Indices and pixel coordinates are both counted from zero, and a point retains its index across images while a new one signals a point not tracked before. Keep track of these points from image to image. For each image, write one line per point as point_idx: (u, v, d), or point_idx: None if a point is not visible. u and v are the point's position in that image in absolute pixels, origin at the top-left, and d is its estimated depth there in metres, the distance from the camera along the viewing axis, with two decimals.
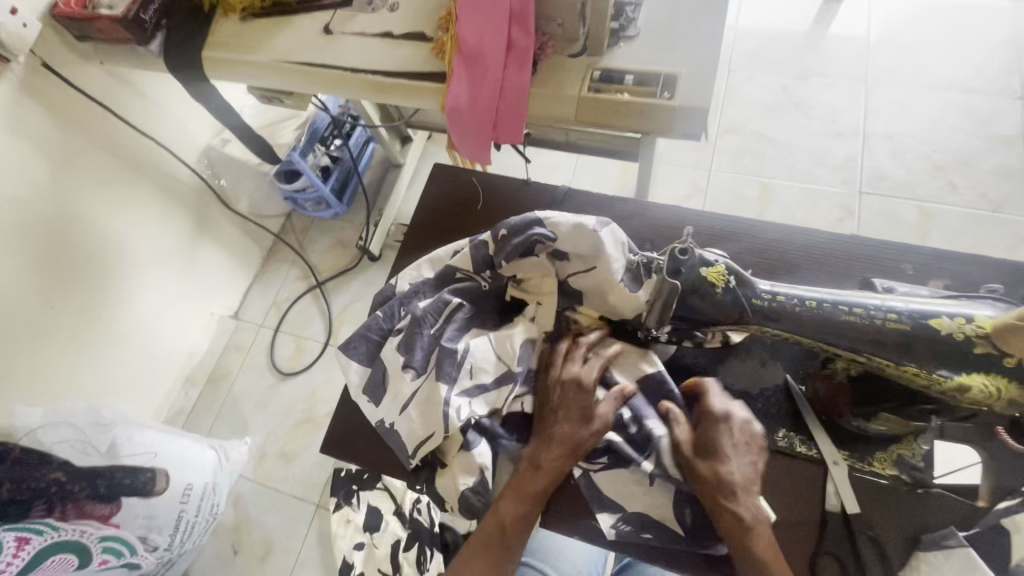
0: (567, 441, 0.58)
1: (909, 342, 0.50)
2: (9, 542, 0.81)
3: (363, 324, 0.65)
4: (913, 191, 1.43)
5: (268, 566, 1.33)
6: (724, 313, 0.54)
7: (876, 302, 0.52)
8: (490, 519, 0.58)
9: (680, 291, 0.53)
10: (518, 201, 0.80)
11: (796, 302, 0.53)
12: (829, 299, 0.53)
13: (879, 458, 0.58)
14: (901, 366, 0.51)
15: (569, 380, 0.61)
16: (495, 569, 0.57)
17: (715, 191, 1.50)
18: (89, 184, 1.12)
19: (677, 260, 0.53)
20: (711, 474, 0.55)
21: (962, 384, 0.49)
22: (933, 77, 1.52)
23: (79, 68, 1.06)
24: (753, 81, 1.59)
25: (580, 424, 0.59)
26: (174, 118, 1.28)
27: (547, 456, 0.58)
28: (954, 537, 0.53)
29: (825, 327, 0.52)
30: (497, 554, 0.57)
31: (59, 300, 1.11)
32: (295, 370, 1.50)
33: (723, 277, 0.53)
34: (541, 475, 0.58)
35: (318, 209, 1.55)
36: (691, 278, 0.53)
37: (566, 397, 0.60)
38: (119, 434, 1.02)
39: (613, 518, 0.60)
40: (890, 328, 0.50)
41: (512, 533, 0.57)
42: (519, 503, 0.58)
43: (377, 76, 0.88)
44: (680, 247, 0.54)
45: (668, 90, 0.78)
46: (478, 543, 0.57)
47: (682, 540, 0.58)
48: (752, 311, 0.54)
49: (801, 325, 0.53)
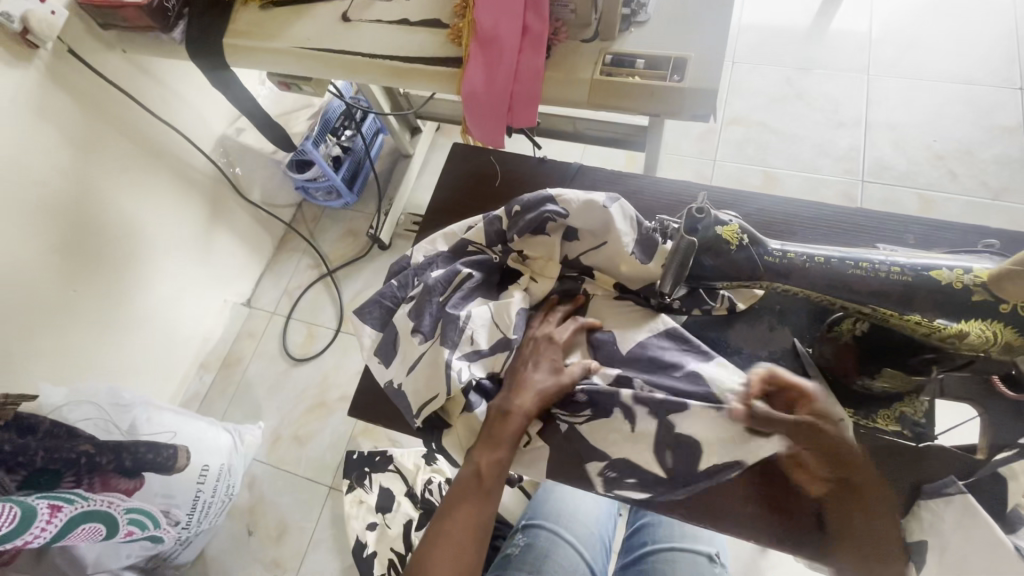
0: (534, 387, 0.59)
1: (911, 292, 0.51)
2: (43, 509, 0.84)
3: (377, 291, 0.67)
4: (914, 180, 1.45)
5: (282, 545, 1.36)
6: (738, 269, 0.57)
7: (879, 257, 0.53)
8: (469, 466, 0.59)
9: (696, 246, 0.55)
10: (532, 179, 0.83)
11: (805, 258, 0.56)
12: (836, 254, 0.55)
13: (882, 416, 0.61)
14: (905, 316, 0.52)
15: (542, 337, 0.63)
16: (474, 518, 0.56)
17: (720, 180, 1.53)
18: (111, 171, 1.15)
19: (694, 218, 0.57)
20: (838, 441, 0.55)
21: (961, 330, 0.50)
22: (935, 69, 1.54)
23: (101, 55, 1.09)
24: (757, 73, 1.62)
25: (547, 374, 0.61)
26: (191, 107, 1.31)
27: (514, 400, 0.59)
28: (954, 485, 0.56)
29: (834, 282, 0.54)
30: (476, 500, 0.57)
31: (82, 284, 1.14)
32: (307, 355, 1.53)
33: (737, 235, 0.56)
34: (511, 419, 0.58)
35: (329, 199, 1.57)
36: (707, 237, 0.56)
37: (535, 351, 0.62)
38: (139, 415, 1.07)
39: (599, 465, 0.61)
40: (894, 280, 0.52)
41: (491, 479, 0.58)
42: (492, 448, 0.58)
43: (393, 61, 0.90)
44: (696, 207, 0.57)
45: (677, 74, 0.81)
46: (459, 491, 0.58)
47: (661, 483, 0.59)
48: (764, 267, 0.56)
49: (811, 280, 0.55)
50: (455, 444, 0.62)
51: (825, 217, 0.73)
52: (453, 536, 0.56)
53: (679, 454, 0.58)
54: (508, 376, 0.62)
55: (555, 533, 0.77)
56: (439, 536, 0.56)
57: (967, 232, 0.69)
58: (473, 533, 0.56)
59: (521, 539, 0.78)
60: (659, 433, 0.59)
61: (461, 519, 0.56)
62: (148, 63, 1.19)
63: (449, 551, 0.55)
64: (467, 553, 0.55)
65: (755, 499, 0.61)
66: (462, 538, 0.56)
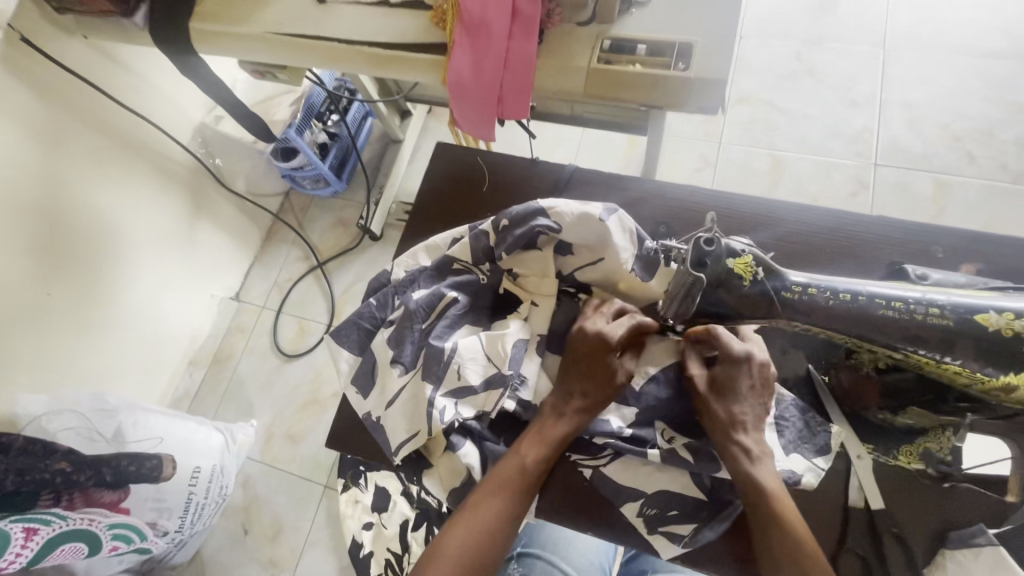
0: (590, 393, 0.58)
1: (952, 339, 0.49)
2: (18, 534, 0.83)
3: (355, 311, 0.63)
4: (930, 163, 1.38)
5: (279, 544, 1.34)
6: (750, 304, 0.53)
7: (916, 296, 0.50)
8: (508, 463, 0.57)
9: (704, 282, 0.51)
10: (527, 182, 0.79)
11: (829, 294, 0.52)
12: (864, 291, 0.51)
13: (905, 452, 0.59)
14: (942, 364, 0.50)
15: (592, 333, 0.58)
16: (512, 512, 0.55)
17: (724, 164, 1.45)
18: (80, 165, 1.07)
19: (702, 250, 0.51)
20: (726, 415, 0.56)
21: (1010, 384, 0.49)
22: (956, 42, 1.44)
23: (60, 41, 1.01)
24: (765, 47, 1.52)
25: (601, 376, 0.58)
26: (163, 95, 1.23)
27: (567, 405, 0.58)
28: (982, 535, 0.55)
29: (859, 321, 0.51)
30: (508, 498, 0.56)
31: (56, 287, 1.06)
32: (298, 351, 1.48)
33: (751, 269, 0.51)
34: (561, 423, 0.58)
35: (317, 187, 1.50)
36: (716, 271, 0.51)
37: (591, 348, 0.58)
38: (124, 420, 1.02)
39: (636, 504, 0.58)
40: (933, 324, 0.49)
41: (531, 479, 0.57)
42: (538, 448, 0.57)
43: (373, 47, 0.83)
44: (706, 237, 0.51)
45: (683, 61, 0.74)
46: (489, 485, 0.56)
47: (704, 509, 0.57)
48: (781, 303, 0.52)
49: (833, 319, 0.52)
50: (438, 485, 0.61)
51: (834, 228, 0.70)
52: (476, 533, 0.54)
53: (677, 496, 0.58)
54: (561, 376, 0.60)
55: (552, 564, 0.73)
56: (458, 530, 0.54)
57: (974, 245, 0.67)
58: (498, 532, 0.55)
59: (516, 569, 0.73)
60: (652, 465, 0.57)
61: (490, 518, 0.55)
62: (114, 48, 1.11)
63: (471, 548, 0.53)
64: (489, 550, 0.54)
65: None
66: (487, 536, 0.54)
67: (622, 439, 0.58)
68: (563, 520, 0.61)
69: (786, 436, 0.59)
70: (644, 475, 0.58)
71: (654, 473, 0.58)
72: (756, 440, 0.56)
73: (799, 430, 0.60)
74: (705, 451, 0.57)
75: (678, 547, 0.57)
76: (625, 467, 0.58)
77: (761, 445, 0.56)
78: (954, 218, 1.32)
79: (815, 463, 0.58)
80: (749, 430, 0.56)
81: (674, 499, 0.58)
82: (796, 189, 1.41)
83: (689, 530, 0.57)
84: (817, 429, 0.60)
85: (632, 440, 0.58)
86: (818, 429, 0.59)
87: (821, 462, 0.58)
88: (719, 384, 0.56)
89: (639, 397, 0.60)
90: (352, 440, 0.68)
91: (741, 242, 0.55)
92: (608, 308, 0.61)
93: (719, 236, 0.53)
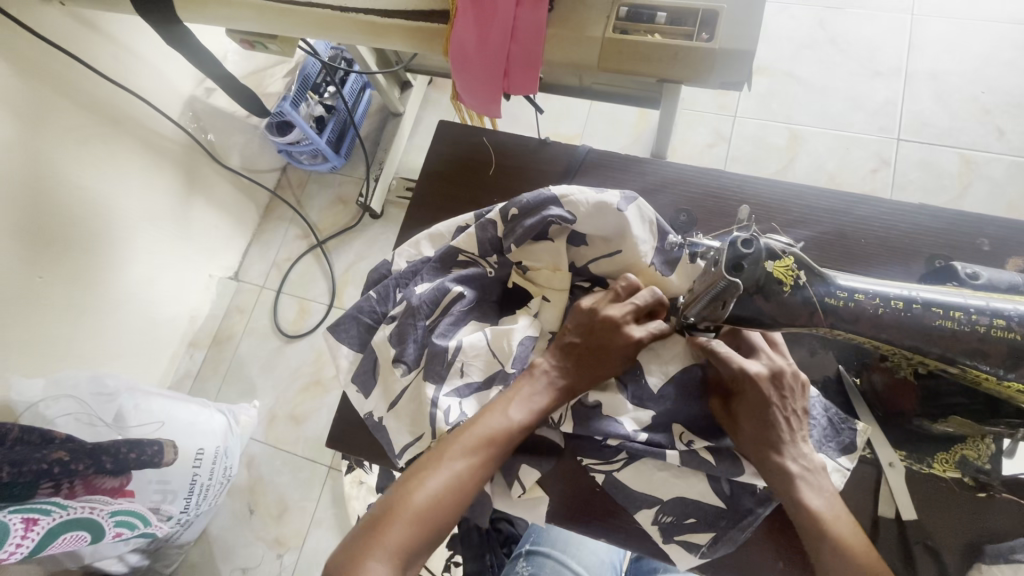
0: (592, 380, 0.55)
1: (1018, 353, 0.46)
2: (17, 524, 0.80)
3: (354, 305, 0.61)
4: (956, 138, 1.31)
5: (284, 525, 1.33)
6: (791, 312, 0.50)
7: (979, 305, 0.47)
8: (489, 420, 0.52)
9: (739, 289, 0.47)
10: (536, 164, 0.75)
11: (878, 302, 0.49)
12: (919, 300, 0.49)
13: (940, 460, 0.57)
14: (1003, 381, 0.48)
15: (623, 333, 0.54)
16: (480, 473, 0.51)
17: (739, 139, 1.38)
18: (67, 146, 1.02)
19: (739, 253, 0.48)
20: (754, 440, 0.53)
21: None
22: (992, 9, 1.36)
23: (36, 11, 0.95)
24: (786, 13, 1.44)
25: (608, 361, 0.55)
26: (149, 65, 1.17)
27: (563, 382, 0.55)
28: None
29: (912, 332, 0.48)
30: (486, 459, 0.51)
31: (47, 269, 1.02)
32: (299, 332, 1.45)
33: (792, 274, 0.49)
34: (555, 396, 0.54)
35: (314, 163, 1.44)
36: (754, 276, 0.49)
37: (610, 332, 0.55)
38: (125, 404, 1.02)
39: (651, 511, 0.57)
40: (996, 338, 0.47)
41: (510, 443, 0.52)
42: (527, 417, 0.53)
43: (368, 15, 0.77)
44: (743, 238, 0.48)
45: (706, 32, 0.68)
46: (466, 440, 0.51)
47: (723, 517, 0.56)
48: (823, 311, 0.50)
49: (882, 328, 0.49)
50: None
51: (855, 214, 0.67)
52: (443, 489, 0.50)
53: (695, 505, 0.56)
54: (565, 350, 0.56)
55: (560, 563, 0.72)
56: (426, 483, 0.50)
57: (1007, 236, 0.64)
58: (467, 490, 0.51)
59: (523, 566, 0.72)
60: (666, 471, 0.56)
61: (461, 475, 0.50)
62: (94, 15, 1.04)
63: (434, 507, 0.50)
64: (451, 507, 0.50)
65: (781, 555, 0.58)
66: (454, 493, 0.50)
67: (638, 442, 0.55)
68: (574, 523, 0.60)
69: (813, 434, 0.57)
70: (658, 479, 0.56)
71: (670, 478, 0.56)
72: (795, 457, 0.53)
73: (823, 428, 0.57)
74: (725, 453, 0.55)
75: (693, 555, 0.57)
76: (639, 473, 0.56)
77: (802, 461, 0.53)
78: (978, 197, 1.27)
79: (839, 462, 0.56)
80: (785, 447, 0.53)
81: (689, 505, 0.56)
82: (814, 165, 1.35)
83: (706, 539, 0.56)
84: (840, 425, 0.58)
85: (649, 442, 0.55)
86: (841, 426, 0.57)
87: (845, 461, 0.56)
88: (737, 409, 0.54)
89: (658, 399, 0.57)
90: (353, 439, 0.66)
91: (781, 241, 0.53)
92: (643, 298, 0.56)
93: (757, 237, 0.49)
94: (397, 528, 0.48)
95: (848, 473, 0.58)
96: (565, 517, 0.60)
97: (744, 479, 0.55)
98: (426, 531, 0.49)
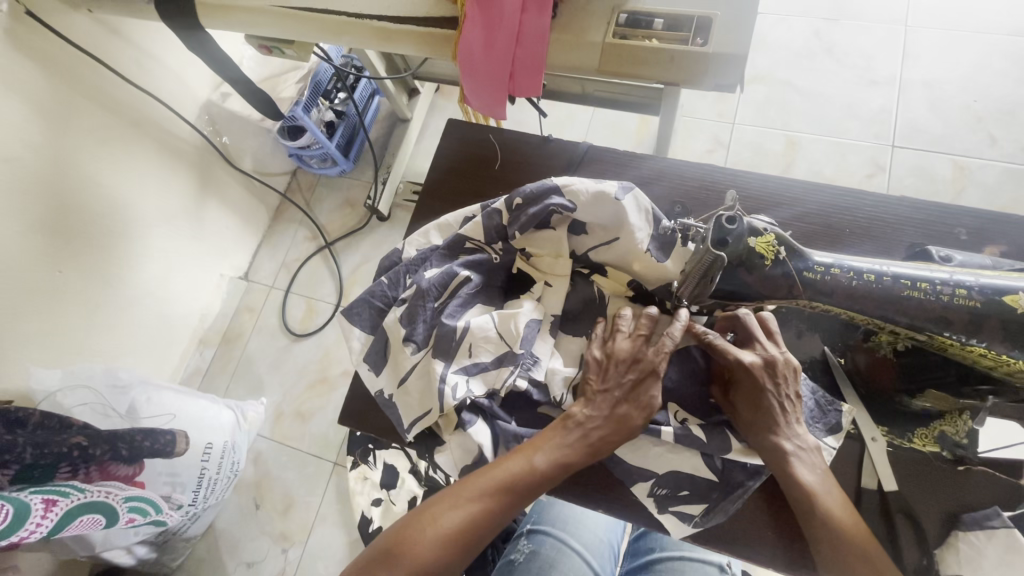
0: (625, 428, 0.56)
1: (979, 320, 0.51)
2: (38, 504, 0.82)
3: (367, 290, 0.64)
4: (949, 145, 1.34)
5: (289, 521, 1.35)
6: (772, 285, 0.55)
7: (943, 277, 0.52)
8: (512, 463, 0.55)
9: (724, 261, 0.50)
10: (538, 161, 0.79)
11: (852, 275, 0.54)
12: (888, 273, 0.54)
13: (920, 435, 0.61)
14: (967, 346, 0.53)
15: (636, 365, 0.57)
16: (499, 512, 0.54)
17: (737, 145, 1.42)
18: (90, 146, 1.07)
19: (723, 229, 0.51)
20: (752, 423, 0.56)
21: None
22: (981, 21, 1.40)
23: (66, 17, 1.00)
24: (783, 24, 1.48)
25: (638, 409, 0.56)
26: (169, 70, 1.22)
27: (598, 432, 0.56)
28: (997, 517, 0.56)
29: (883, 300, 0.53)
30: (505, 501, 0.54)
31: (67, 264, 1.06)
32: (307, 330, 1.49)
33: (773, 248, 0.53)
34: (588, 445, 0.56)
35: (324, 166, 1.49)
36: (737, 250, 0.52)
37: (632, 379, 0.57)
38: (137, 396, 1.05)
39: (646, 485, 0.60)
40: (959, 305, 0.51)
41: (532, 486, 0.55)
42: (550, 459, 0.55)
43: (381, 21, 0.81)
44: (727, 216, 0.52)
45: (702, 36, 0.72)
46: (488, 481, 0.54)
47: (715, 489, 0.58)
48: (802, 284, 0.54)
49: (857, 299, 0.54)
50: (450, 462, 0.60)
51: (843, 208, 0.70)
52: (462, 525, 0.53)
53: (689, 478, 0.59)
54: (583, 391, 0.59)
55: (560, 542, 0.77)
56: (445, 515, 0.53)
57: (987, 228, 0.67)
58: (485, 530, 0.54)
59: (525, 544, 0.77)
60: (661, 447, 0.58)
61: (481, 512, 0.53)
62: (119, 22, 1.09)
63: (453, 539, 0.52)
64: (470, 542, 0.53)
65: (771, 530, 0.60)
66: (472, 531, 0.53)
67: None
68: (573, 498, 0.62)
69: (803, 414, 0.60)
70: (654, 454, 0.59)
71: (665, 453, 0.58)
72: (793, 438, 0.56)
73: (812, 410, 0.60)
74: (717, 430, 0.58)
75: (686, 524, 0.59)
76: (635, 448, 0.59)
77: (797, 440, 0.56)
78: (971, 203, 1.30)
79: (826, 442, 0.60)
80: (781, 429, 0.56)
81: (683, 478, 0.59)
82: (811, 171, 1.38)
83: (699, 509, 0.59)
84: (827, 407, 0.61)
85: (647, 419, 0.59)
86: (828, 408, 0.61)
87: (831, 440, 0.60)
88: (737, 399, 0.57)
89: None
90: (363, 421, 0.69)
91: (762, 221, 0.57)
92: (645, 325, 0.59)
93: (740, 215, 0.53)
94: (413, 553, 0.51)
95: (835, 452, 0.61)
96: (565, 493, 0.63)
97: (732, 455, 0.57)
98: (442, 562, 0.51)
